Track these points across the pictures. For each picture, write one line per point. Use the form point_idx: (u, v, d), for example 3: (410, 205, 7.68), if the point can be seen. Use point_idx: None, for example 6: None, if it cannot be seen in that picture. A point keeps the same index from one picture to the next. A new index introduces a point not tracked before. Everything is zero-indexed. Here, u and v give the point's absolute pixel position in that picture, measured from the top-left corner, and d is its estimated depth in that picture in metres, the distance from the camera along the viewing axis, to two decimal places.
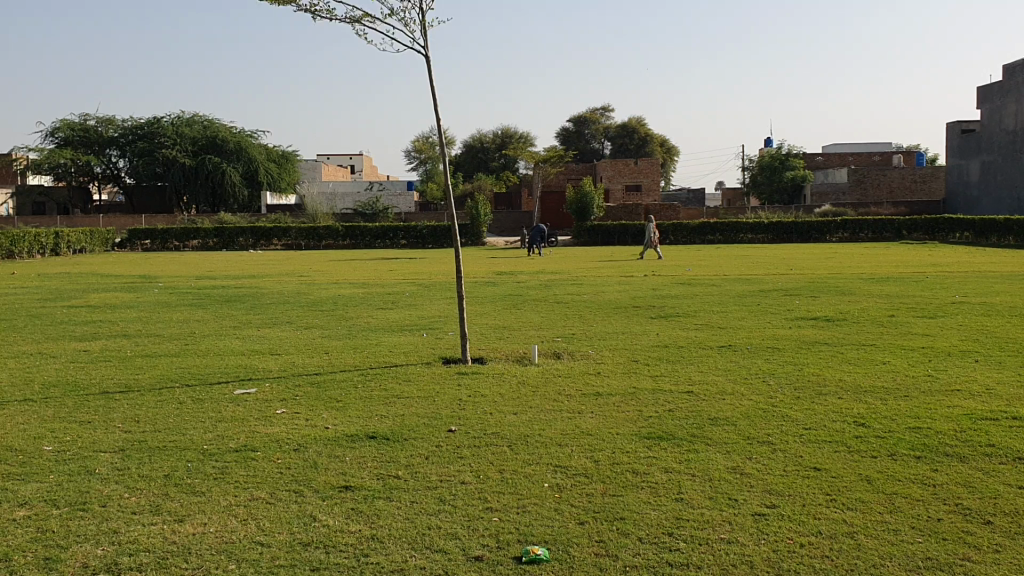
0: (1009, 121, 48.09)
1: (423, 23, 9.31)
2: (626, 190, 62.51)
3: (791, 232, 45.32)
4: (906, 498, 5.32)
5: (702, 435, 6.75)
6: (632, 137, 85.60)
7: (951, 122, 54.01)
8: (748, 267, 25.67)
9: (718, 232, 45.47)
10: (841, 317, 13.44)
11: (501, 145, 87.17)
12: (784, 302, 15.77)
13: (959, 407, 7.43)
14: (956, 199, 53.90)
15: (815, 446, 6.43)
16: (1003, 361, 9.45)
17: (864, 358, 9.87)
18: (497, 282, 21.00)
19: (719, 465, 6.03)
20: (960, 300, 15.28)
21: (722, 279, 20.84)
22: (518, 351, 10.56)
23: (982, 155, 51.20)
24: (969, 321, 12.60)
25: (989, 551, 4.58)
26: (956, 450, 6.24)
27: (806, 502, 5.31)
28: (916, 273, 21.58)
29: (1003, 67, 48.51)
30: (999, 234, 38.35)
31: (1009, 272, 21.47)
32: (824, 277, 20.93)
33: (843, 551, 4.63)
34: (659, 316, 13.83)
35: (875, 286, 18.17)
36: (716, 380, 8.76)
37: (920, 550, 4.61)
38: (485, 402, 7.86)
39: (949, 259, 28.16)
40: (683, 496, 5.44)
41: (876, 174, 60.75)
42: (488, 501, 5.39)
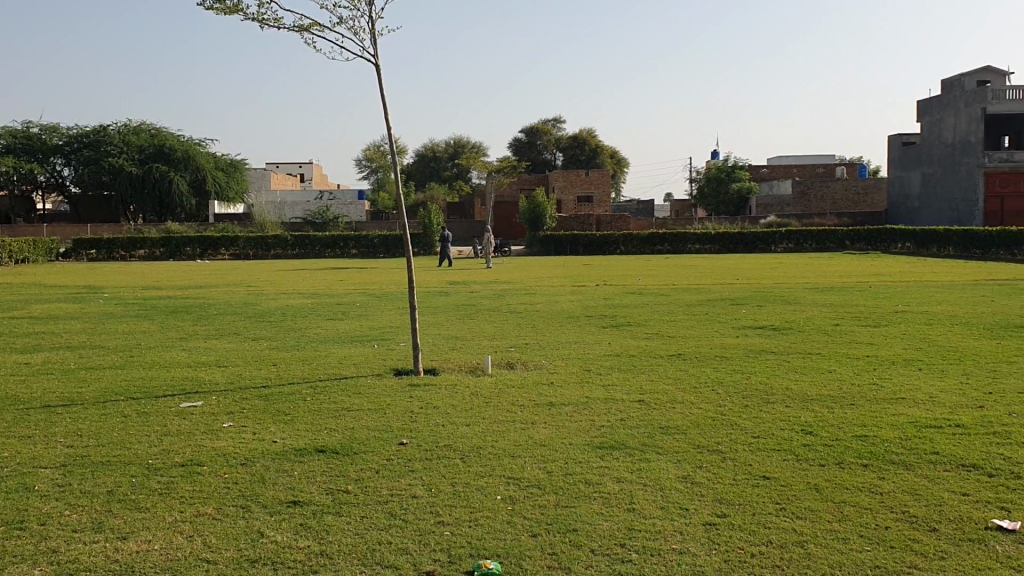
0: (947, 134, 49.43)
1: (371, 31, 9.25)
2: (577, 201, 62.74)
3: (738, 244, 45.88)
4: (854, 507, 5.37)
5: (653, 444, 6.78)
6: (584, 148, 85.97)
7: (892, 135, 55.35)
8: (698, 276, 26.02)
9: (667, 241, 46.10)
10: (788, 326, 13.60)
11: (453, 154, 87.17)
12: (731, 310, 15.95)
13: (903, 416, 7.56)
14: (897, 211, 55.14)
15: (764, 454, 6.49)
16: (944, 370, 9.69)
17: (811, 366, 10.01)
18: (449, 292, 20.98)
19: (670, 474, 6.05)
20: (901, 310, 15.62)
21: (672, 288, 21.13)
22: (471, 362, 10.51)
23: (922, 167, 52.40)
24: (911, 331, 12.88)
25: (935, 558, 4.64)
26: (902, 458, 6.35)
27: (756, 511, 5.34)
28: (862, 283, 22.00)
29: (942, 81, 49.80)
30: (938, 244, 39.37)
31: (949, 283, 22.00)
32: (771, 286, 21.20)
33: (794, 560, 4.66)
34: (611, 326, 13.94)
35: (821, 296, 18.47)
36: (666, 389, 8.79)
37: (869, 559, 4.65)
38: (436, 414, 7.80)
39: (891, 268, 28.79)
40: (635, 506, 5.45)
41: (819, 186, 61.89)
42: (439, 514, 5.33)
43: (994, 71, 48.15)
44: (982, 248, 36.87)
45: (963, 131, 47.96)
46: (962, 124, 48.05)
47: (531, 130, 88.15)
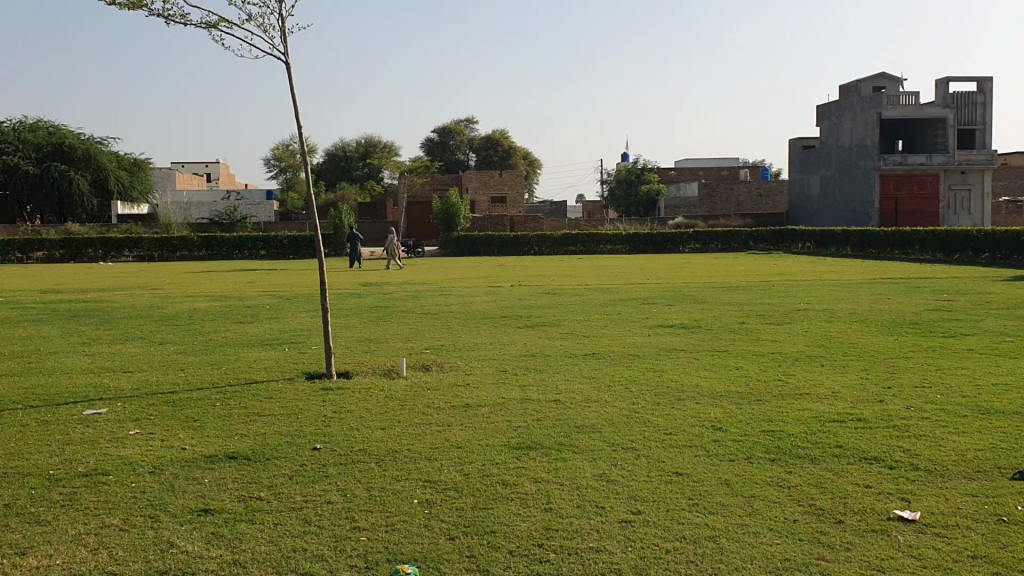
0: (845, 138, 51.21)
1: (280, 29, 9.08)
2: (491, 202, 62.86)
3: (647, 244, 46.64)
4: (763, 501, 5.52)
5: (568, 444, 6.84)
6: (496, 149, 86.19)
7: (793, 139, 57.22)
8: (609, 276, 26.38)
9: (579, 241, 46.56)
10: (696, 324, 13.90)
11: (365, 154, 86.34)
12: (643, 310, 16.19)
13: (809, 411, 7.80)
14: (798, 213, 56.93)
15: (676, 450, 6.62)
16: (847, 365, 10.03)
17: (719, 363, 10.25)
18: (362, 294, 20.76)
19: (586, 473, 6.11)
20: (803, 307, 16.12)
21: (584, 288, 21.35)
22: (384, 364, 10.43)
23: (821, 170, 54.21)
24: (814, 328, 13.29)
25: (841, 549, 4.80)
26: (809, 451, 6.54)
27: (670, 507, 5.44)
28: (766, 282, 22.63)
29: (840, 87, 51.56)
30: (838, 244, 40.78)
31: (848, 281, 22.80)
32: (680, 286, 21.61)
33: (706, 556, 4.76)
34: (525, 326, 14.00)
35: (728, 295, 18.92)
36: (580, 389, 8.87)
37: (779, 551, 4.78)
38: (350, 418, 7.72)
39: (794, 268, 29.66)
40: (551, 505, 5.49)
41: (724, 189, 63.33)
42: (355, 519, 5.28)
43: (889, 77, 49.99)
44: (877, 248, 38.33)
45: (860, 135, 49.69)
46: (859, 128, 49.84)
47: (444, 131, 87.89)
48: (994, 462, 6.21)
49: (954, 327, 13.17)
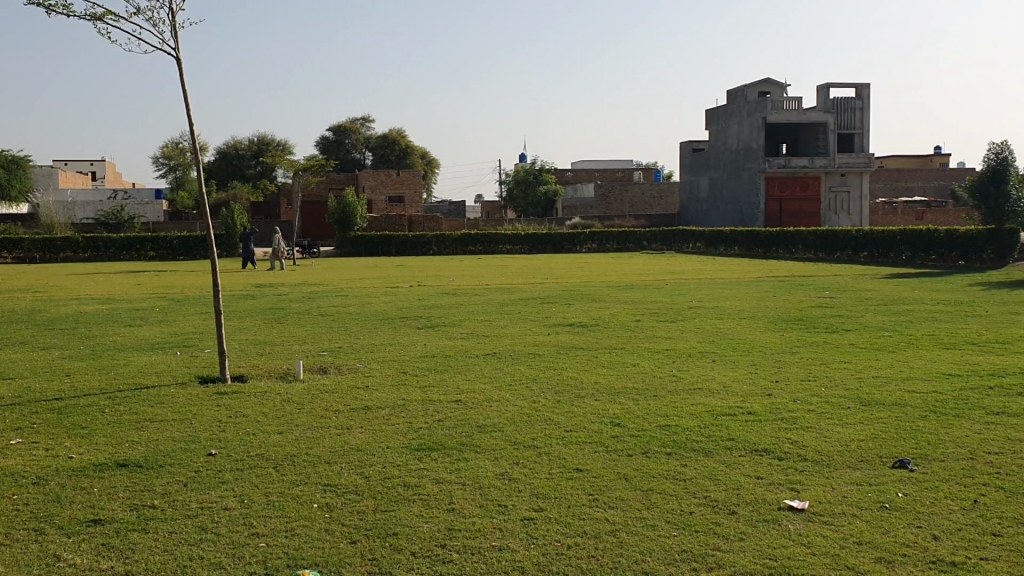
0: (733, 141, 52.74)
1: (171, 23, 8.82)
2: (388, 202, 62.36)
3: (545, 244, 47.05)
4: (660, 494, 5.65)
5: (470, 443, 6.86)
6: (393, 148, 85.55)
7: (684, 141, 58.73)
8: (508, 276, 26.52)
9: (477, 241, 46.66)
10: (593, 322, 14.13)
11: (258, 153, 84.44)
12: (541, 309, 16.36)
13: (702, 405, 8.02)
14: (689, 213, 58.41)
15: (576, 447, 6.71)
16: (736, 360, 10.36)
17: (616, 361, 10.44)
18: (257, 295, 20.32)
19: (488, 472, 6.13)
20: (695, 305, 16.57)
21: (483, 288, 21.43)
22: (281, 367, 10.24)
23: (710, 172, 55.74)
24: (706, 325, 13.68)
25: (736, 539, 4.95)
26: (703, 445, 6.73)
27: (571, 503, 5.51)
28: (661, 281, 23.15)
29: (727, 91, 53.08)
30: (727, 244, 42.04)
31: (739, 279, 23.49)
32: (578, 285, 21.87)
33: (607, 550, 4.84)
34: (425, 326, 13.97)
35: (623, 293, 19.28)
36: (480, 388, 8.91)
37: (676, 543, 4.90)
38: (247, 423, 7.55)
39: (686, 266, 30.43)
40: (454, 505, 5.49)
41: (619, 190, 64.44)
42: (253, 525, 5.17)
43: (773, 83, 51.74)
44: (764, 247, 39.65)
45: (747, 139, 51.26)
46: (745, 132, 51.41)
47: (339, 130, 86.62)
48: (875, 451, 6.51)
49: (836, 322, 13.75)
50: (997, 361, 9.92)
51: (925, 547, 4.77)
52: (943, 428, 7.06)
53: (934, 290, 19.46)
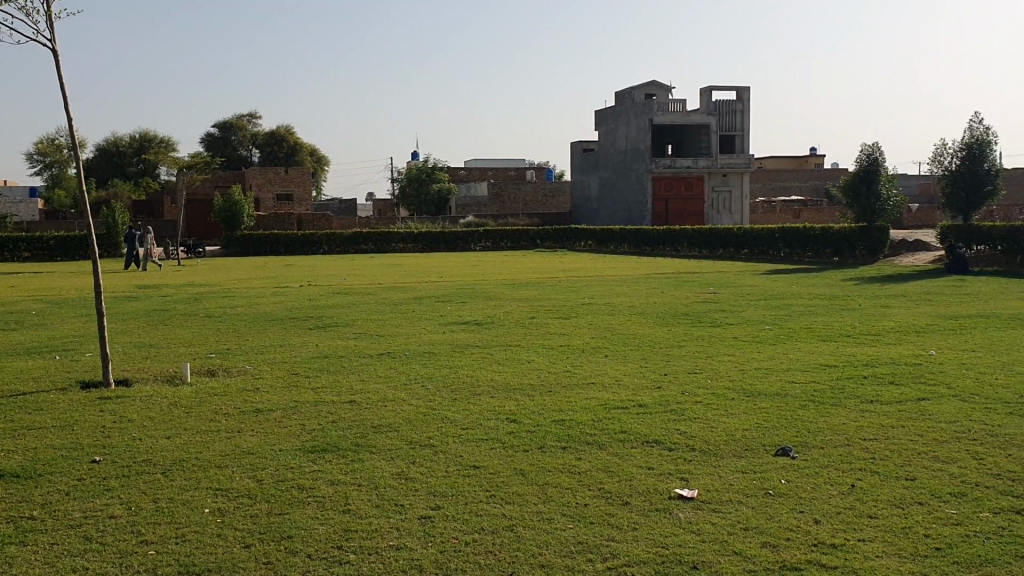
0: (621, 141, 53.72)
1: (47, 14, 8.47)
2: (277, 200, 61.09)
3: (438, 242, 46.93)
4: (556, 487, 5.73)
5: (365, 443, 6.81)
6: (282, 145, 83.81)
7: (574, 142, 59.61)
8: (401, 275, 26.34)
9: (369, 240, 46.19)
10: (488, 320, 14.20)
11: (140, 149, 81.44)
12: (435, 308, 16.33)
13: (595, 399, 8.16)
14: (580, 212, 59.27)
15: (472, 445, 6.74)
16: (628, 355, 10.58)
17: (511, 358, 10.52)
18: (141, 297, 19.61)
19: (384, 471, 6.10)
20: (587, 302, 16.82)
21: (376, 287, 21.22)
22: (168, 370, 9.94)
23: (600, 171, 56.66)
24: (597, 321, 13.91)
25: (629, 529, 5.06)
26: (597, 438, 6.85)
27: (467, 500, 5.53)
28: (555, 278, 23.41)
29: (615, 93, 54.03)
30: (617, 242, 42.83)
31: (630, 277, 23.94)
32: (472, 283, 21.91)
33: (504, 545, 4.88)
34: (318, 327, 13.75)
35: (517, 291, 19.41)
36: (375, 388, 8.85)
37: (571, 536, 4.98)
38: (132, 428, 7.29)
39: (578, 264, 30.87)
40: (350, 506, 5.44)
41: (512, 189, 64.91)
42: (142, 533, 5.00)
43: (659, 85, 52.93)
44: (652, 245, 40.55)
45: (634, 139, 52.29)
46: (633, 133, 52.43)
47: (225, 127, 84.32)
48: (758, 438, 6.77)
49: (720, 317, 14.18)
50: (869, 352, 10.44)
51: (807, 531, 4.99)
52: (821, 417, 7.39)
53: (811, 285, 20.29)
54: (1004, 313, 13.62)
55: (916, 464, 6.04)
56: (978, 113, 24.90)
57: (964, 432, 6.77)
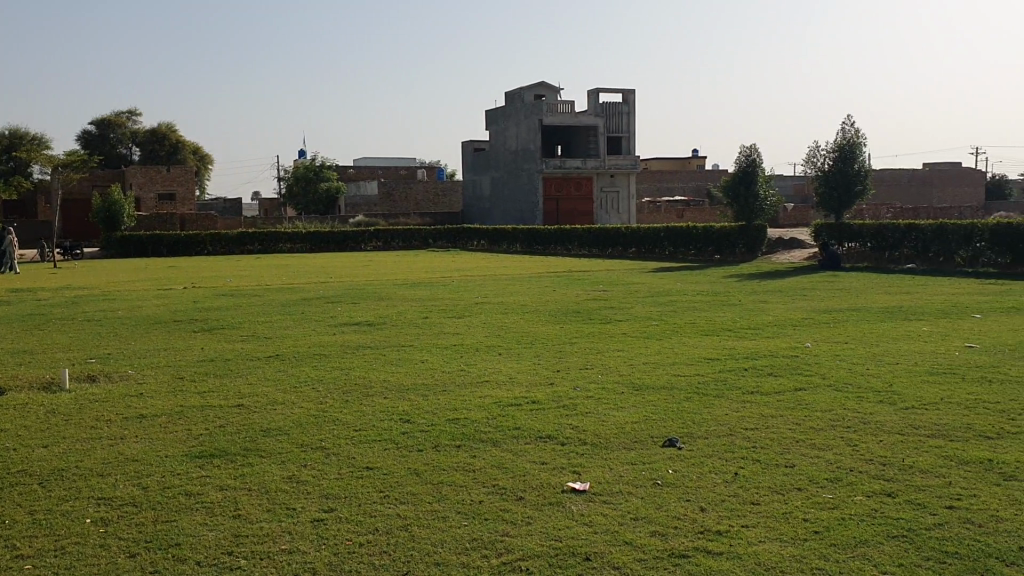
0: (511, 141, 54.07)
1: None
2: (159, 199, 59.08)
3: (328, 242, 46.23)
4: (450, 485, 5.77)
5: (255, 447, 6.69)
6: (164, 144, 81.00)
7: (465, 141, 59.78)
8: (292, 275, 25.84)
9: (257, 241, 45.14)
10: (380, 320, 14.11)
11: (9, 147, 77.40)
12: (326, 309, 16.11)
13: (489, 397, 8.23)
14: (472, 211, 59.43)
15: (365, 446, 6.69)
16: (521, 353, 10.69)
17: (404, 358, 10.50)
18: (12, 301, 18.64)
19: (274, 475, 6.02)
20: (481, 301, 16.90)
21: (265, 289, 20.77)
22: (44, 377, 9.52)
23: (491, 171, 56.91)
24: (490, 320, 13.99)
25: (522, 524, 5.14)
26: (490, 436, 6.90)
27: (361, 502, 5.51)
28: (448, 278, 23.40)
29: (505, 93, 54.34)
30: (509, 241, 43.13)
31: (523, 276, 24.11)
32: (363, 284, 21.69)
33: (399, 545, 4.88)
34: (204, 329, 13.39)
35: (410, 291, 19.33)
36: (265, 391, 8.70)
37: (466, 533, 5.02)
38: (7, 438, 6.98)
39: (471, 263, 30.94)
40: (240, 511, 5.34)
41: (403, 188, 64.68)
42: (19, 548, 4.80)
43: (548, 86, 53.49)
44: (544, 244, 40.99)
45: (524, 139, 52.68)
46: (523, 133, 52.84)
47: (102, 123, 80.92)
48: (647, 431, 6.97)
49: (611, 314, 14.48)
50: (750, 345, 10.84)
51: (694, 519, 5.16)
52: (706, 408, 7.64)
53: (696, 282, 20.88)
54: (874, 307, 14.35)
55: (795, 452, 6.32)
56: (849, 116, 26.32)
57: (839, 420, 7.11)
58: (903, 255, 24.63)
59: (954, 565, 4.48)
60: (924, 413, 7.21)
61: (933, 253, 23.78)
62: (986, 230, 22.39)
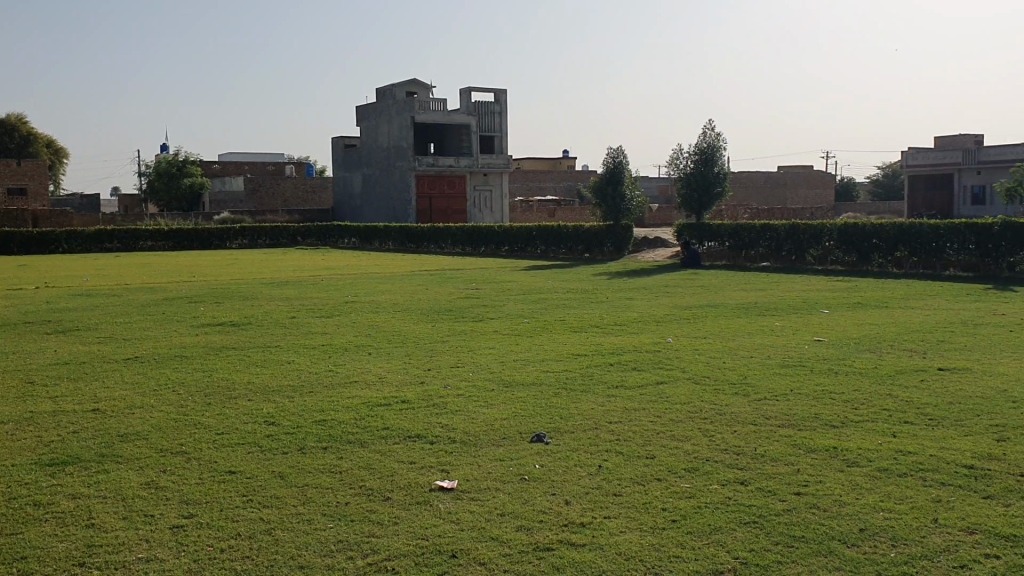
0: (383, 138, 53.62)
1: None
2: (8, 195, 55.79)
3: (192, 240, 44.66)
4: (315, 488, 5.69)
5: (110, 454, 6.43)
6: (13, 136, 76.43)
7: (335, 137, 58.92)
8: (155, 275, 24.85)
9: (116, 239, 43.18)
10: (246, 321, 13.77)
11: None
12: (189, 309, 15.59)
13: (357, 397, 8.16)
14: (342, 209, 58.71)
15: (228, 449, 6.53)
16: (391, 352, 10.64)
17: (271, 359, 10.28)
18: None
19: (131, 482, 5.79)
20: (350, 300, 16.71)
21: (126, 289, 19.93)
22: None
23: (363, 168, 56.30)
24: (359, 319, 13.86)
25: (389, 524, 5.12)
26: (358, 437, 6.85)
27: (223, 506, 5.38)
28: (317, 277, 23.00)
29: (376, 90, 53.85)
30: (381, 239, 42.84)
31: (395, 274, 23.95)
32: (229, 283, 21.08)
33: (262, 549, 4.79)
34: (56, 332, 12.73)
35: (278, 290, 18.93)
36: (124, 395, 8.35)
37: (332, 534, 4.97)
38: None
39: (342, 261, 30.51)
40: (93, 520, 5.13)
41: (269, 185, 63.29)
42: None
43: (419, 84, 53.34)
44: (416, 242, 40.81)
45: (396, 136, 52.28)
46: (395, 130, 52.47)
47: None
48: (515, 427, 7.05)
49: (481, 312, 14.60)
50: (616, 341, 11.12)
51: (558, 513, 5.26)
52: (572, 404, 7.79)
53: (565, 280, 21.25)
54: (731, 303, 14.98)
55: (655, 444, 6.53)
56: (711, 121, 27.44)
57: (697, 412, 7.39)
58: (758, 254, 25.72)
59: (800, 548, 4.73)
60: (775, 403, 7.59)
61: (786, 251, 24.89)
62: (835, 229, 23.67)
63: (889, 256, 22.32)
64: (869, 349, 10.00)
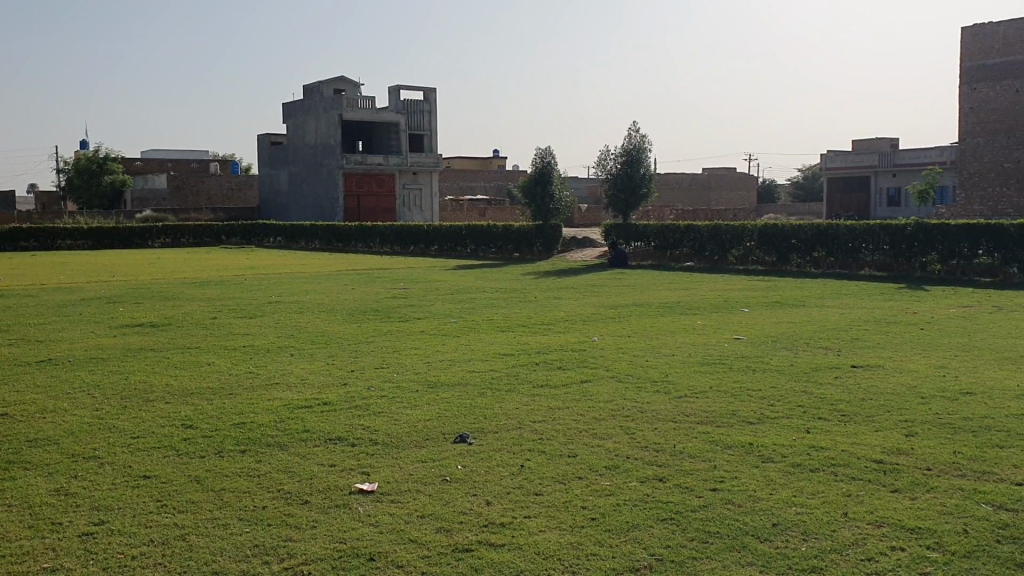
0: (310, 136, 52.96)
1: None
2: None
3: (113, 239, 43.44)
4: (232, 492, 5.58)
5: (19, 460, 6.21)
6: None
7: (261, 134, 57.96)
8: (72, 274, 24.09)
9: (33, 237, 41.77)
10: (165, 321, 13.44)
11: None
12: (106, 309, 15.13)
13: (278, 399, 8.03)
14: (269, 207, 57.83)
15: (143, 454, 6.37)
16: (314, 353, 10.49)
17: (190, 360, 10.06)
18: None
19: (40, 489, 5.62)
20: (273, 300, 16.43)
21: (41, 289, 19.24)
22: None
23: (290, 166, 55.53)
24: (281, 319, 13.65)
25: (307, 527, 5.07)
26: (277, 439, 6.75)
27: (135, 512, 5.24)
28: (241, 277, 22.55)
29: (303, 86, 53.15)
30: (307, 238, 42.28)
31: (321, 274, 23.64)
32: (150, 283, 20.52)
33: (176, 555, 4.68)
34: None
35: (200, 290, 18.50)
36: (34, 398, 8.08)
37: (248, 539, 4.89)
38: None
39: (268, 260, 30.01)
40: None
41: (193, 182, 61.94)
42: None
43: (347, 82, 52.81)
44: (343, 241, 40.38)
45: (324, 134, 51.66)
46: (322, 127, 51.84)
47: None
48: (437, 428, 7.02)
49: (408, 312, 14.50)
50: (540, 340, 11.15)
51: (479, 513, 5.26)
52: (495, 404, 7.78)
53: (493, 280, 21.21)
54: (654, 302, 15.16)
55: (577, 442, 6.57)
56: (635, 123, 27.63)
57: (620, 410, 7.46)
58: (683, 255, 26.14)
59: (714, 544, 4.81)
60: (695, 401, 7.71)
61: (709, 251, 25.31)
62: (755, 230, 24.15)
63: (808, 256, 22.86)
64: (785, 347, 10.21)
